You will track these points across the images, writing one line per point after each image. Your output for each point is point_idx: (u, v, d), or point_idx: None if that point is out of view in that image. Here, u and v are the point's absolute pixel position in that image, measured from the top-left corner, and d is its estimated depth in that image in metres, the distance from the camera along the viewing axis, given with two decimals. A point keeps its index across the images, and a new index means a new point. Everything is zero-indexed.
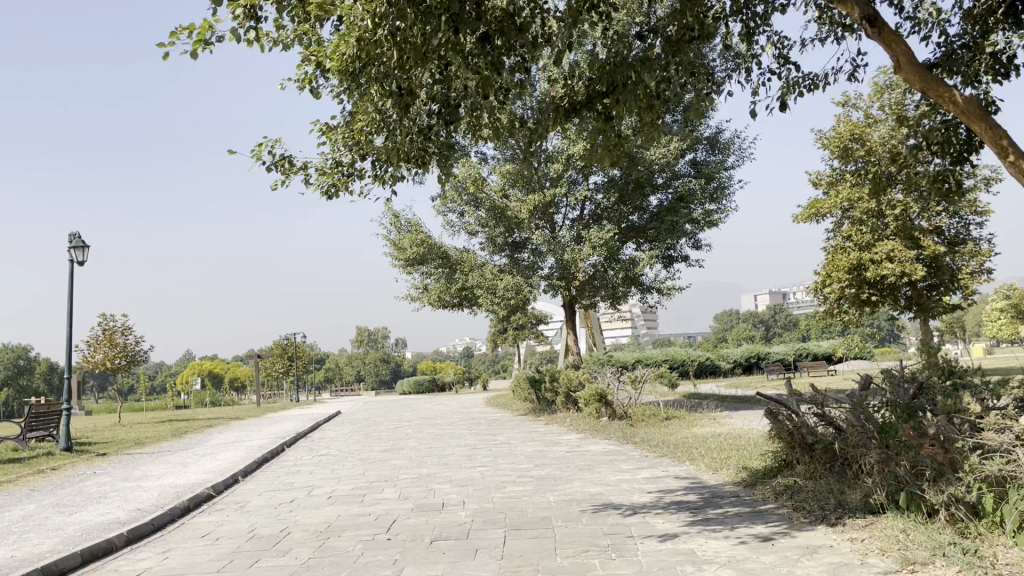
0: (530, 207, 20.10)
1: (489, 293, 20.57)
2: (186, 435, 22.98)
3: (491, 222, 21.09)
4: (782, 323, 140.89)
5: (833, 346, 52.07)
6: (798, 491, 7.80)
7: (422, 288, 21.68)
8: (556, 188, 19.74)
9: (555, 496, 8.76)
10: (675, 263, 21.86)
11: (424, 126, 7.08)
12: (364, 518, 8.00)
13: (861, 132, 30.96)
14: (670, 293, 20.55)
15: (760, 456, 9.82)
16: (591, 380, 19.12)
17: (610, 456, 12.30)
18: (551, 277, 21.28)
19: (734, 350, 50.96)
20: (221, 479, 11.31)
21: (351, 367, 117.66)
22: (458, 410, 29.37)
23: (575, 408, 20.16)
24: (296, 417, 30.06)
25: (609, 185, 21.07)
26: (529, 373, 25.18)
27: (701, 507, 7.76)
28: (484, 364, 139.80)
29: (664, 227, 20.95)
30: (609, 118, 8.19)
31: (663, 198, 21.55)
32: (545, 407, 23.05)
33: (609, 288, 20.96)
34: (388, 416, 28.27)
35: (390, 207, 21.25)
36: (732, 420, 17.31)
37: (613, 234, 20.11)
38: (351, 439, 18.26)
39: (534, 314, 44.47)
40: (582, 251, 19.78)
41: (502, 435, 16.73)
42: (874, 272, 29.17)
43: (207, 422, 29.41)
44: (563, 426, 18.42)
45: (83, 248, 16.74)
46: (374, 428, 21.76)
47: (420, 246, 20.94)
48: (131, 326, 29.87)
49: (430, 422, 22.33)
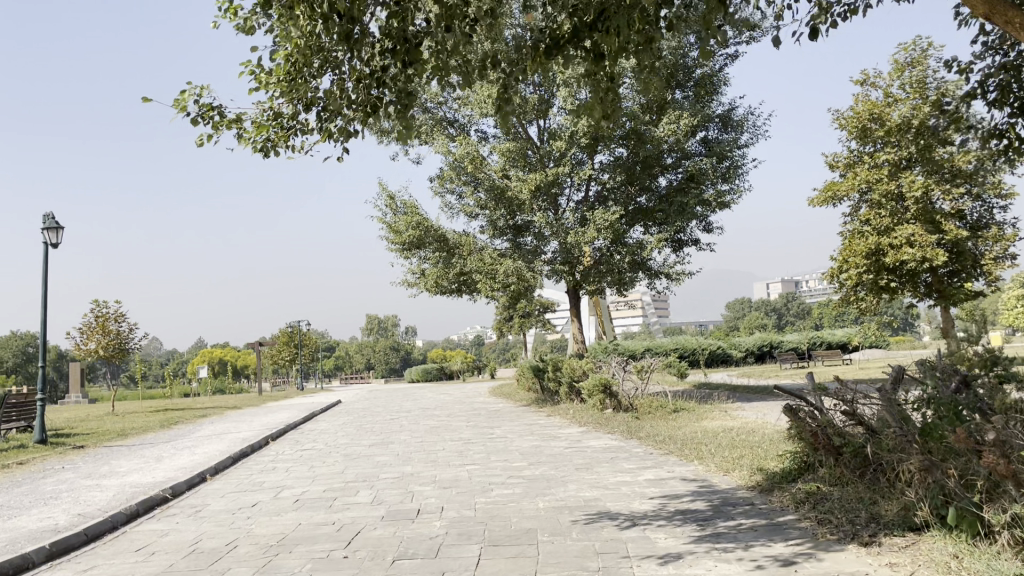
0: (532, 187, 18.98)
1: (488, 278, 19.54)
2: (176, 425, 22.16)
3: (491, 204, 20.03)
4: (794, 311, 139.39)
5: (847, 334, 50.87)
6: (823, 500, 6.80)
7: (418, 273, 20.67)
8: (560, 167, 18.63)
9: (545, 502, 7.77)
10: (685, 248, 20.75)
11: (381, 68, 6.47)
12: (325, 528, 7.03)
13: (881, 111, 29.44)
14: (679, 279, 19.44)
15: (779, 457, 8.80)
16: (596, 369, 18.11)
17: (612, 453, 11.30)
18: (554, 262, 20.13)
19: (746, 339, 49.83)
20: (188, 477, 10.39)
21: (359, 355, 117.13)
22: (459, 399, 28.45)
23: (579, 399, 19.16)
24: (293, 406, 29.21)
25: (616, 164, 19.97)
26: (533, 362, 24.21)
27: (709, 518, 6.75)
28: (494, 352, 139.10)
29: (673, 209, 19.79)
30: (599, 55, 7.08)
31: (673, 178, 20.45)
32: (548, 398, 22.06)
33: (615, 273, 19.88)
34: (388, 405, 27.36)
35: (384, 187, 20.22)
36: (744, 412, 16.31)
37: (619, 216, 19.06)
38: (341, 431, 17.34)
39: (541, 302, 43.44)
40: (587, 234, 18.70)
41: (500, 428, 15.76)
42: (894, 258, 27.99)
43: (202, 412, 28.57)
44: (565, 418, 17.42)
45: (57, 230, 15.86)
46: (370, 418, 20.84)
47: (416, 229, 19.92)
48: (124, 312, 29.06)
49: (427, 413, 21.39)
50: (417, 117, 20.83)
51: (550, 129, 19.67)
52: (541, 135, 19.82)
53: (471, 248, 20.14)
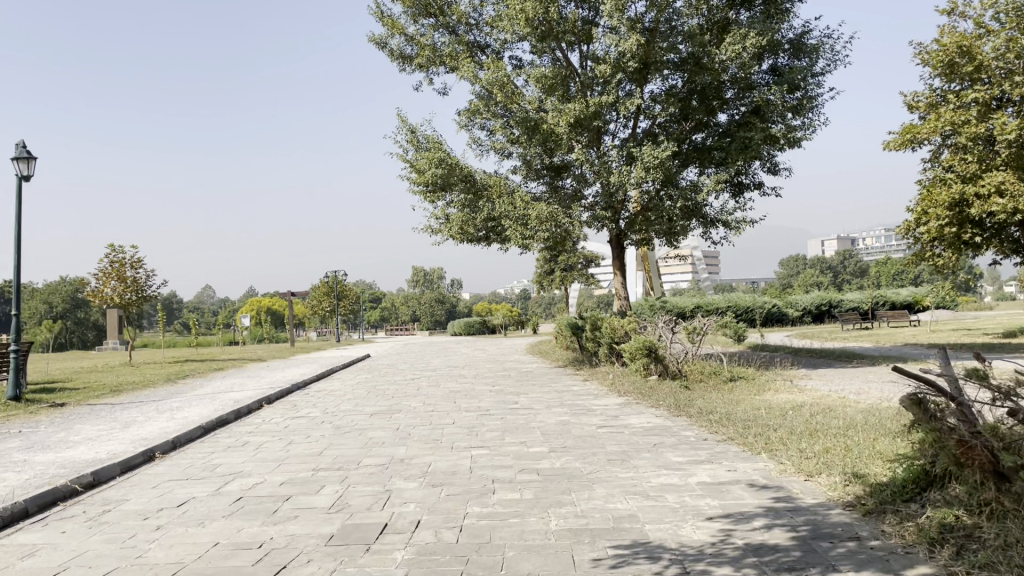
0: (572, 120, 16.42)
1: (520, 225, 17.24)
2: (185, 379, 20.60)
3: (524, 141, 17.58)
4: (851, 269, 134.30)
5: (914, 294, 47.45)
6: (979, 547, 4.49)
7: (442, 218, 18.44)
8: (605, 98, 16.10)
9: (560, 521, 5.57)
10: (746, 193, 18.05)
11: None
12: (240, 558, 4.98)
13: (970, 43, 26.01)
14: (739, 227, 16.85)
15: (892, 466, 6.41)
16: (640, 330, 15.85)
17: (656, 438, 9.00)
18: (595, 209, 17.68)
19: (804, 297, 46.80)
20: (132, 455, 8.49)
21: (405, 307, 116.39)
22: (493, 357, 26.39)
23: (619, 363, 16.91)
24: (319, 360, 27.55)
25: (669, 95, 17.29)
26: (571, 320, 21.96)
27: (800, 567, 4.47)
28: (541, 307, 137.27)
29: (734, 147, 17.10)
30: None
31: (735, 113, 17.70)
32: (587, 359, 19.85)
33: (666, 221, 17.32)
34: (416, 361, 25.47)
35: (405, 120, 17.91)
36: (814, 385, 13.85)
37: (671, 153, 16.46)
38: (350, 394, 15.42)
39: (585, 254, 41.03)
40: (633, 174, 16.22)
41: (527, 396, 13.62)
42: (981, 209, 24.50)
43: (223, 364, 27.06)
44: (603, 385, 15.20)
45: (28, 160, 14.11)
46: (389, 377, 18.92)
47: (437, 167, 17.62)
48: (142, 258, 27.58)
49: (453, 373, 19.37)
50: (443, 41, 18.35)
51: (592, 55, 17.06)
52: (582, 62, 17.22)
53: (502, 190, 17.80)
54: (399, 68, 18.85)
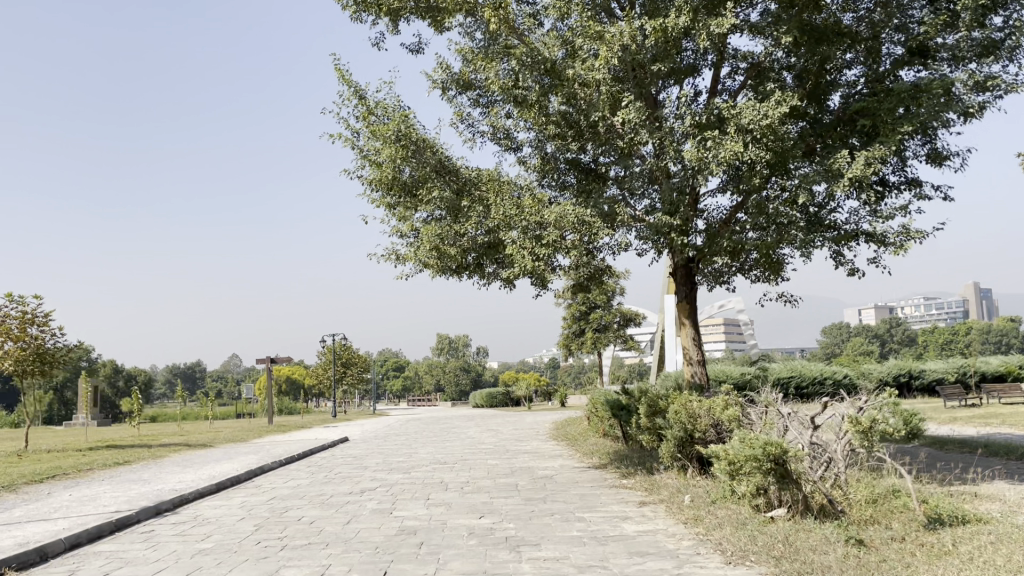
0: (612, 64, 9.92)
1: (532, 240, 10.56)
2: (33, 484, 13.71)
3: (537, 111, 11.07)
4: (900, 338, 125.27)
5: (1006, 363, 39.78)
6: None
7: (410, 236, 11.83)
8: (673, 21, 9.52)
9: None
10: (897, 195, 11.10)
11: None
12: None
13: None
14: (905, 243, 9.89)
15: None
16: (746, 425, 8.96)
17: None
18: (650, 218, 10.94)
19: (878, 366, 39.28)
20: None
21: (426, 376, 109.11)
22: (502, 446, 19.28)
23: (703, 475, 10.03)
24: (271, 449, 20.55)
25: (773, 30, 10.68)
26: (612, 398, 15.02)
27: None
28: (571, 377, 129.54)
29: (885, 111, 10.25)
30: None
31: (876, 64, 10.99)
32: (639, 459, 12.81)
33: (774, 237, 10.50)
34: (398, 452, 18.45)
35: (354, 82, 11.47)
36: None
37: (786, 116, 9.66)
38: (220, 535, 8.48)
39: (621, 312, 34.28)
40: (723, 147, 9.45)
41: (534, 562, 6.64)
42: None
43: (139, 451, 20.08)
44: (683, 525, 8.16)
45: None
46: (329, 489, 11.98)
47: (398, 155, 11.10)
48: (48, 313, 21.22)
49: (430, 482, 12.38)
50: None
51: None
52: None
53: (503, 187, 11.26)
54: (353, 15, 12.58)
